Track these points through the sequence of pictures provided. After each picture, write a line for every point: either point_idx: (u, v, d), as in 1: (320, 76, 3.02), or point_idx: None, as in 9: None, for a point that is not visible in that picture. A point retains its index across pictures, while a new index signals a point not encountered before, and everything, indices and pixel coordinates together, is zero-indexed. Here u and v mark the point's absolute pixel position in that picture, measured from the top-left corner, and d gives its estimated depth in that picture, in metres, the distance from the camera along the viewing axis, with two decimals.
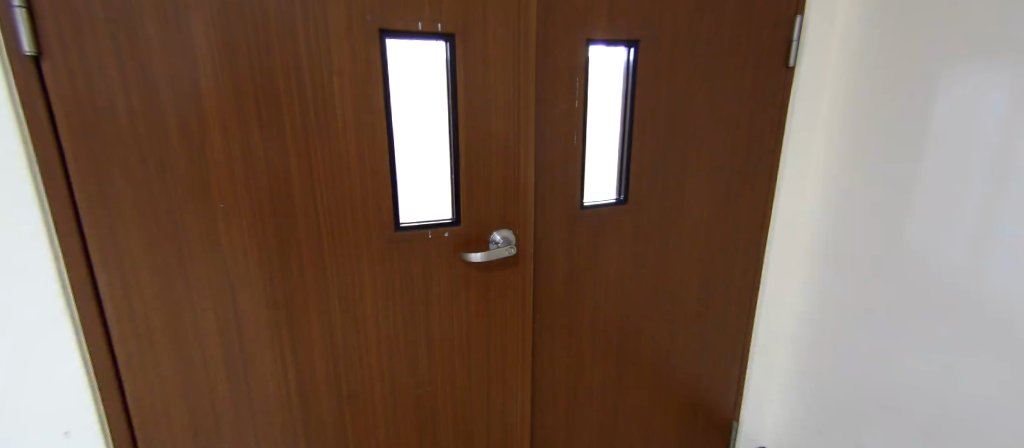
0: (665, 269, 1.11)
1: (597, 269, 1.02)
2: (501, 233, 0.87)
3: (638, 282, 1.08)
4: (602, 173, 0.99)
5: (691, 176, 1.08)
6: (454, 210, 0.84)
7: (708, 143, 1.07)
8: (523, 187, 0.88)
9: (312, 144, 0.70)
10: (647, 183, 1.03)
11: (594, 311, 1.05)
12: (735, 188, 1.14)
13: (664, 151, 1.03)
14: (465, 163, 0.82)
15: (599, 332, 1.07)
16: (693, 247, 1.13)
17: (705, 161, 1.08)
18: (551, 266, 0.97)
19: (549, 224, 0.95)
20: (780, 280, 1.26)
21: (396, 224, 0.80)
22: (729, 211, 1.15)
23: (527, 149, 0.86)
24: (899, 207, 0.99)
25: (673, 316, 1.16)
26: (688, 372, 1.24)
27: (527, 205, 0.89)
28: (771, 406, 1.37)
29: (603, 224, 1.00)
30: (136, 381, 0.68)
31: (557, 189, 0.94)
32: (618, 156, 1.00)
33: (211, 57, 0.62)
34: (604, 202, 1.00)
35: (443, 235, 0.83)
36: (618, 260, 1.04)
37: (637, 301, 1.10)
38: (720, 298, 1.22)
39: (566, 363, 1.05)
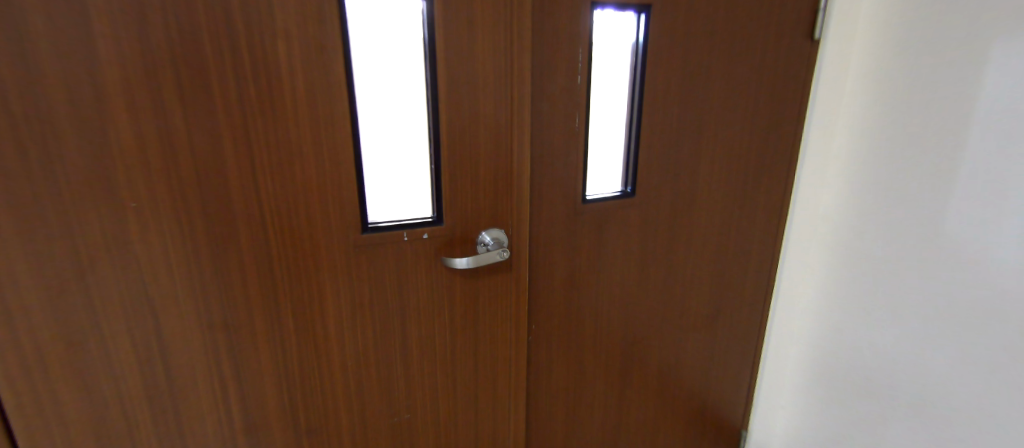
0: (674, 269, 1.00)
1: (600, 271, 0.90)
2: (491, 233, 0.74)
3: (645, 284, 0.97)
4: (606, 161, 0.86)
5: (704, 166, 0.96)
6: (435, 206, 0.71)
7: (725, 128, 0.95)
8: (516, 179, 0.74)
9: (253, 126, 0.56)
10: (657, 174, 0.90)
11: (596, 316, 0.93)
12: (751, 178, 1.03)
13: (676, 136, 0.90)
14: (447, 149, 0.68)
15: (602, 341, 0.95)
16: (705, 243, 1.02)
17: (721, 148, 0.96)
18: (549, 268, 0.84)
19: (546, 222, 0.82)
20: (796, 277, 1.15)
21: (364, 225, 0.66)
22: (745, 203, 1.04)
23: (522, 133, 0.73)
24: (933, 197, 0.89)
25: (682, 320, 1.05)
26: (696, 380, 1.14)
27: (521, 201, 0.76)
28: (780, 411, 1.27)
29: (607, 219, 0.88)
30: (30, 429, 0.53)
31: (556, 180, 0.81)
32: (624, 141, 0.87)
33: (106, 6, 0.46)
34: (608, 195, 0.88)
35: (422, 236, 0.70)
36: (622, 259, 0.92)
37: (644, 305, 0.99)
38: (731, 299, 1.12)
39: (563, 378, 0.93)
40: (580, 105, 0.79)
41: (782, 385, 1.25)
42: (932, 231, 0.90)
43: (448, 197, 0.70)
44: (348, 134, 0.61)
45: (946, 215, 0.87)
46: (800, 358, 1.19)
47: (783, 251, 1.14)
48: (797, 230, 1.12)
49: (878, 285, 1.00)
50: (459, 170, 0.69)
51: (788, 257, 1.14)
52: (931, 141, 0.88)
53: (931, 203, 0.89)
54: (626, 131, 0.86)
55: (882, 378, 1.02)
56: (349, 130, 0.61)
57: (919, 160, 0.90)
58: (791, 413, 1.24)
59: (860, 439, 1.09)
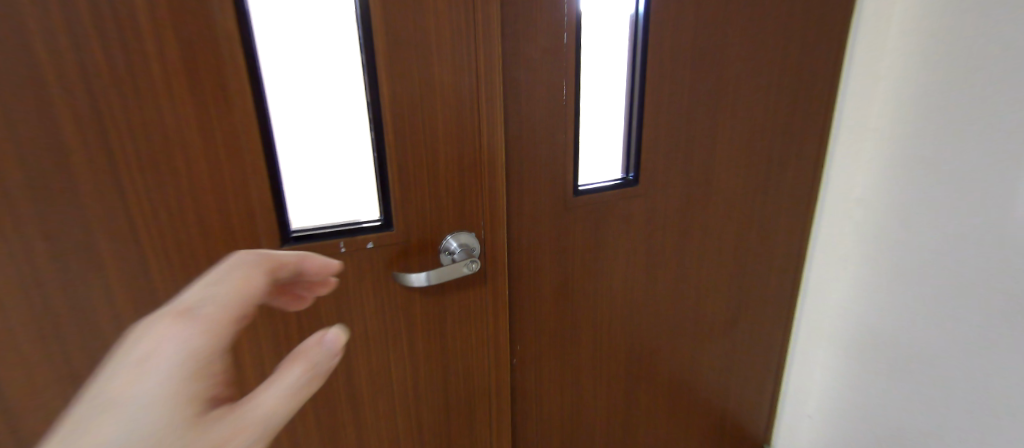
0: (688, 268, 0.85)
1: (600, 275, 0.75)
2: (458, 237, 0.58)
3: (651, 288, 0.82)
4: (602, 144, 0.71)
5: (721, 145, 0.81)
6: (382, 205, 0.54)
7: (742, 99, 0.79)
8: (487, 168, 0.58)
9: (100, 94, 0.37)
10: (665, 157, 0.75)
11: (597, 328, 0.79)
12: (770, 156, 0.88)
13: (685, 110, 0.74)
14: (392, 132, 0.51)
15: (602, 356, 0.81)
16: (721, 237, 0.87)
17: (740, 124, 0.81)
18: (537, 276, 0.69)
19: (531, 220, 0.66)
20: (827, 268, 1.02)
21: (284, 235, 0.49)
22: (767, 190, 0.90)
23: (493, 108, 0.56)
24: (995, 177, 0.75)
25: (698, 326, 0.92)
26: (711, 391, 1.00)
27: (496, 196, 0.59)
28: (806, 419, 1.13)
29: (606, 213, 0.73)
30: None
31: (542, 168, 0.65)
32: (625, 118, 0.72)
33: None
34: (605, 184, 0.72)
35: (365, 246, 0.53)
36: (626, 260, 0.77)
37: (650, 312, 0.84)
38: (753, 299, 0.98)
39: (557, 403, 0.79)
40: (569, 71, 0.63)
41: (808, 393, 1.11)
42: (995, 217, 0.76)
43: (399, 194, 0.53)
44: (251, 111, 0.44)
45: (1019, 193, 0.73)
46: (830, 362, 1.06)
47: (812, 238, 1.02)
48: (829, 215, 0.99)
49: (925, 280, 0.86)
50: (412, 158, 0.53)
51: (817, 248, 1.02)
52: (992, 110, 0.74)
53: (992, 185, 0.76)
54: (627, 106, 0.71)
55: (930, 388, 0.88)
56: (253, 105, 0.44)
57: (977, 133, 0.76)
58: (818, 425, 1.11)
59: None
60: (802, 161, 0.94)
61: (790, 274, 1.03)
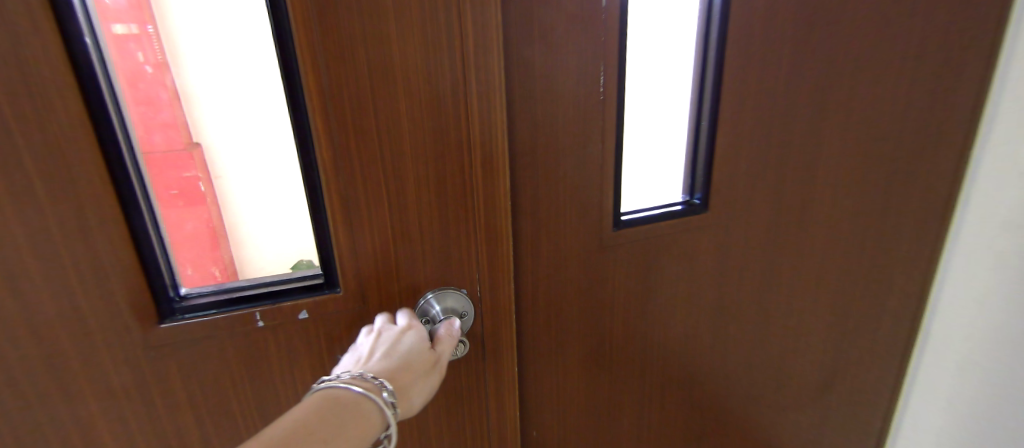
0: (762, 309, 0.67)
1: (647, 324, 0.58)
2: (444, 301, 0.40)
3: (710, 329, 0.63)
4: (659, 162, 0.56)
5: (812, 152, 0.62)
6: (322, 256, 0.36)
7: (834, 80, 0.60)
8: (483, 195, 0.39)
9: None
10: (739, 169, 0.57)
11: (645, 391, 0.61)
12: (871, 156, 0.67)
13: (765, 111, 0.57)
14: (323, 146, 0.32)
15: (650, 423, 0.63)
16: (800, 259, 0.67)
17: (837, 126, 0.62)
18: (561, 332, 0.52)
19: (551, 261, 0.49)
20: (962, 292, 0.80)
21: (168, 305, 0.32)
22: (871, 210, 0.70)
23: (489, 102, 0.37)
24: None
25: (774, 378, 0.73)
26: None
27: (497, 235, 0.40)
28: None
29: (658, 247, 0.55)
30: None
31: (569, 192, 0.48)
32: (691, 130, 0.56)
33: None
34: (661, 211, 0.56)
35: (297, 316, 0.36)
36: (682, 304, 0.60)
37: (709, 359, 0.65)
38: (845, 344, 0.78)
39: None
40: (610, 50, 0.45)
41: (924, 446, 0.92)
42: None
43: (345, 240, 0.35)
44: (81, 114, 0.27)
45: None
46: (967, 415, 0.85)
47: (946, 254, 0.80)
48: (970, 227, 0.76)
49: None
50: (364, 187, 0.34)
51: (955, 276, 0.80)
52: None
53: None
54: (692, 115, 0.55)
55: None
56: (81, 105, 0.27)
57: None
58: None
59: None
60: (919, 163, 0.71)
61: (893, 309, 0.80)
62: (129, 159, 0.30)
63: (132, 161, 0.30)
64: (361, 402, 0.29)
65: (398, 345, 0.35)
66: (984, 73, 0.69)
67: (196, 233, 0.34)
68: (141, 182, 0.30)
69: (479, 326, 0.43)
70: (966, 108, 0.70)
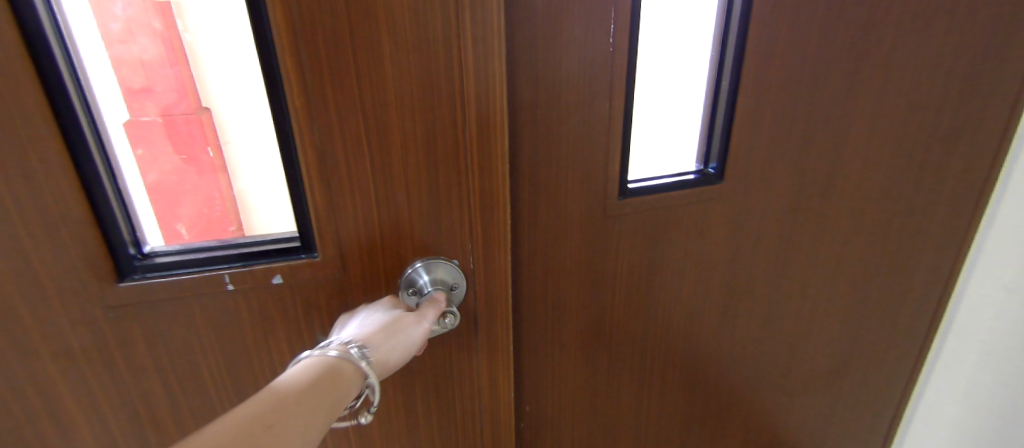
0: (777, 291, 0.64)
1: (654, 302, 0.55)
2: (433, 271, 0.37)
3: (720, 307, 0.60)
4: (672, 125, 0.52)
5: (840, 125, 0.57)
6: (298, 219, 0.33)
7: (872, 39, 0.54)
8: (477, 155, 0.35)
9: None
10: (760, 137, 0.53)
11: (647, 370, 0.58)
12: (904, 131, 0.62)
13: (794, 73, 0.51)
14: (295, 91, 0.29)
15: (656, 403, 0.61)
16: (820, 237, 0.63)
17: (868, 97, 0.58)
18: (562, 305, 0.50)
19: (553, 228, 0.46)
20: (993, 275, 0.77)
21: (129, 264, 0.30)
22: (900, 193, 0.66)
23: (485, 49, 0.33)
24: None
25: (788, 363, 0.71)
26: (792, 433, 0.78)
27: (493, 200, 0.37)
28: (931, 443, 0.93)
29: (669, 217, 0.52)
30: None
31: (574, 152, 0.44)
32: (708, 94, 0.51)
33: None
34: (672, 179, 0.52)
35: (272, 281, 0.33)
36: (693, 281, 0.56)
37: (717, 338, 0.62)
38: (863, 333, 0.75)
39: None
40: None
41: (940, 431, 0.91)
42: None
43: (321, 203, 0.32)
44: (17, 44, 0.24)
45: None
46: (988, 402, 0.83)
47: (981, 236, 0.76)
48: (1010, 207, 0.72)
49: None
50: (340, 145, 0.31)
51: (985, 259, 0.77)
52: None
53: None
54: (710, 77, 0.51)
55: None
56: (15, 30, 0.23)
57: None
58: None
59: None
60: (955, 137, 0.65)
61: (913, 294, 0.76)
62: (78, 103, 0.26)
63: (81, 103, 0.26)
64: (342, 368, 0.29)
65: (394, 319, 0.34)
66: None
67: (160, 185, 0.32)
68: (93, 128, 0.27)
69: (473, 299, 0.40)
70: (1014, 79, 0.65)
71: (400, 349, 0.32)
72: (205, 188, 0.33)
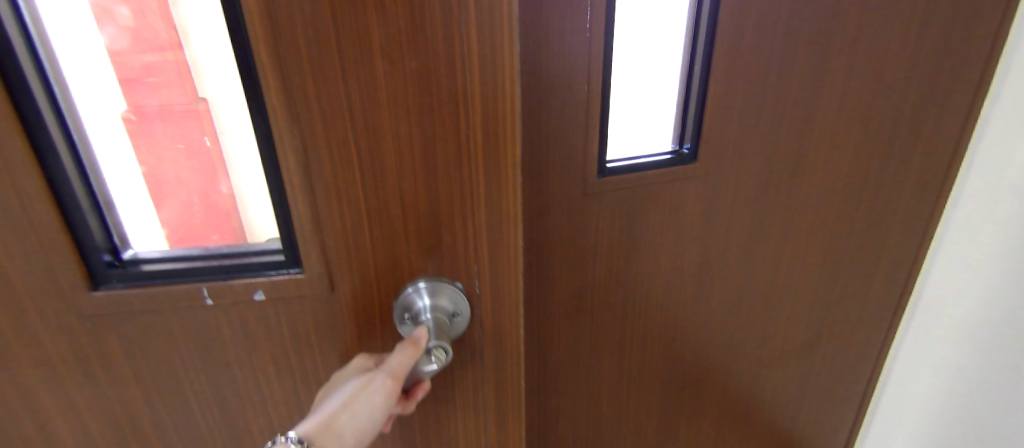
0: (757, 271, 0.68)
1: (635, 278, 0.58)
2: (437, 296, 0.33)
3: (698, 284, 0.63)
4: (647, 107, 0.55)
5: (812, 114, 0.61)
6: (283, 236, 0.31)
7: (839, 23, 0.57)
8: (486, 169, 0.30)
9: None
10: (733, 121, 0.55)
11: (629, 348, 0.62)
12: (870, 118, 0.66)
13: (766, 60, 0.54)
14: (274, 96, 0.26)
15: (642, 377, 0.65)
16: (794, 214, 0.66)
17: (837, 86, 0.61)
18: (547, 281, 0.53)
19: (538, 205, 0.49)
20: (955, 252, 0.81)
21: (104, 270, 0.29)
22: (870, 176, 0.71)
23: (499, 46, 0.27)
24: None
25: (768, 341, 0.75)
26: (768, 403, 0.82)
27: (507, 220, 0.33)
28: (907, 419, 0.96)
29: (645, 197, 0.54)
30: None
31: (554, 133, 0.47)
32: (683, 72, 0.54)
33: None
34: (649, 159, 0.54)
35: (254, 296, 0.31)
36: (673, 260, 0.59)
37: (694, 315, 0.65)
38: (838, 309, 0.80)
39: (570, 424, 0.64)
40: None
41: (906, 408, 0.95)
42: None
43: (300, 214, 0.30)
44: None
45: None
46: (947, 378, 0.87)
47: (945, 215, 0.81)
48: (976, 182, 0.76)
49: None
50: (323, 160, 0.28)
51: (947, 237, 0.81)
52: None
53: None
54: (684, 62, 0.53)
55: None
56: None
57: None
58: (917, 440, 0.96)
59: None
60: (915, 122, 0.70)
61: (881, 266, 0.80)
62: (47, 110, 0.25)
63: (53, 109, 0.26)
64: None
65: (355, 386, 0.30)
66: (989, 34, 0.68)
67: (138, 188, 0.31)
68: (67, 144, 0.26)
69: (478, 326, 0.36)
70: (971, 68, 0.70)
71: (361, 424, 0.29)
72: (185, 194, 0.32)
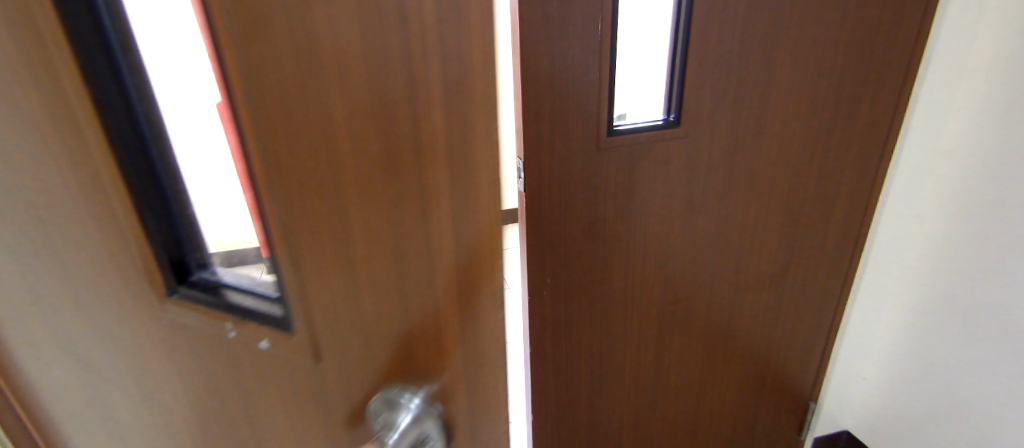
0: (730, 214, 0.86)
1: (633, 214, 0.80)
2: (414, 419, 0.30)
3: (674, 218, 0.83)
4: (641, 87, 0.75)
5: (771, 90, 0.78)
6: (276, 292, 0.29)
7: (782, 8, 0.73)
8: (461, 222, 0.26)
9: None
10: (707, 98, 0.75)
11: (626, 270, 0.85)
12: (821, 90, 0.81)
13: (731, 51, 0.73)
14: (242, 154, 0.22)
15: (638, 292, 0.88)
16: (761, 162, 0.83)
17: (793, 66, 0.77)
18: (569, 218, 0.77)
19: (564, 159, 0.73)
20: (903, 205, 0.96)
21: (169, 285, 0.32)
22: (828, 137, 0.85)
23: (460, 80, 0.23)
24: None
25: (743, 274, 0.94)
26: (740, 324, 0.99)
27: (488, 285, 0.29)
28: (873, 347, 1.10)
29: (643, 152, 0.76)
30: None
31: (574, 108, 0.70)
32: (669, 54, 0.73)
33: None
34: (646, 124, 0.75)
35: (261, 344, 0.31)
36: (664, 201, 0.81)
37: (672, 242, 0.85)
38: (806, 255, 0.96)
39: (586, 326, 0.87)
40: (606, 6, 0.66)
41: (867, 347, 1.11)
42: None
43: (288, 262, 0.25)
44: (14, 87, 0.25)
45: None
46: (902, 314, 1.03)
47: (893, 171, 0.94)
48: (918, 133, 0.90)
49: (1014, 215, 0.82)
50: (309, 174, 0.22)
51: (896, 191, 0.95)
52: None
53: None
54: (670, 52, 0.73)
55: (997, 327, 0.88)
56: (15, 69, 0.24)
57: None
58: (874, 374, 1.12)
59: (957, 397, 0.98)
60: (865, 90, 0.83)
61: (841, 203, 0.92)
62: (140, 116, 0.27)
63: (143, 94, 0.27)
64: None
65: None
66: (927, 11, 0.80)
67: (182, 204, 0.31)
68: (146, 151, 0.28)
69: (463, 402, 0.33)
70: (910, 42, 0.82)
71: None
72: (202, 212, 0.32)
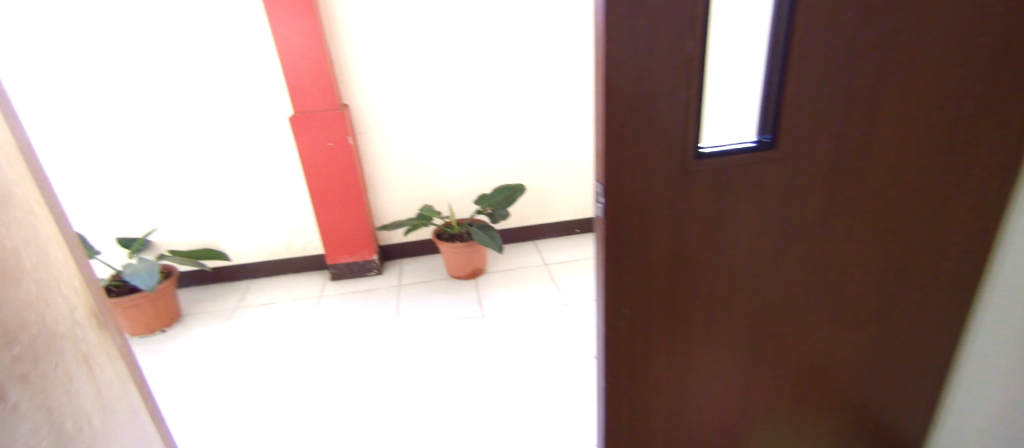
0: (835, 244, 0.76)
1: (720, 246, 0.73)
2: None
3: (767, 248, 0.75)
4: (734, 105, 0.67)
5: (894, 112, 0.66)
6: None
7: (915, 13, 0.60)
8: None
9: None
10: (811, 118, 0.65)
11: (708, 307, 0.78)
12: (963, 111, 0.67)
13: (847, 63, 0.62)
14: None
15: (722, 328, 0.81)
16: (872, 188, 0.72)
17: (926, 85, 0.65)
18: (648, 249, 0.71)
19: (644, 191, 0.66)
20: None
21: None
22: (963, 167, 0.72)
23: None
24: None
25: (845, 314, 0.84)
26: (836, 367, 0.90)
27: None
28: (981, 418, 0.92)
29: (733, 179, 0.68)
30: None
31: (657, 135, 0.63)
32: (767, 65, 0.64)
33: None
34: (737, 146, 0.67)
35: None
36: (752, 231, 0.73)
37: (765, 275, 0.77)
38: (918, 297, 0.83)
39: (659, 364, 0.82)
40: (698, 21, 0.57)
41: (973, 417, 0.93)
42: None
43: None
44: None
45: None
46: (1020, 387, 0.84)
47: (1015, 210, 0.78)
48: None
49: None
50: None
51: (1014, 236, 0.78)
52: None
53: None
54: (768, 64, 0.63)
55: None
56: None
57: None
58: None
59: None
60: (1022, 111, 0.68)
61: (969, 241, 0.79)
62: None
63: None
64: None
65: None
66: None
67: None
68: None
69: None
70: None
71: None
72: None
